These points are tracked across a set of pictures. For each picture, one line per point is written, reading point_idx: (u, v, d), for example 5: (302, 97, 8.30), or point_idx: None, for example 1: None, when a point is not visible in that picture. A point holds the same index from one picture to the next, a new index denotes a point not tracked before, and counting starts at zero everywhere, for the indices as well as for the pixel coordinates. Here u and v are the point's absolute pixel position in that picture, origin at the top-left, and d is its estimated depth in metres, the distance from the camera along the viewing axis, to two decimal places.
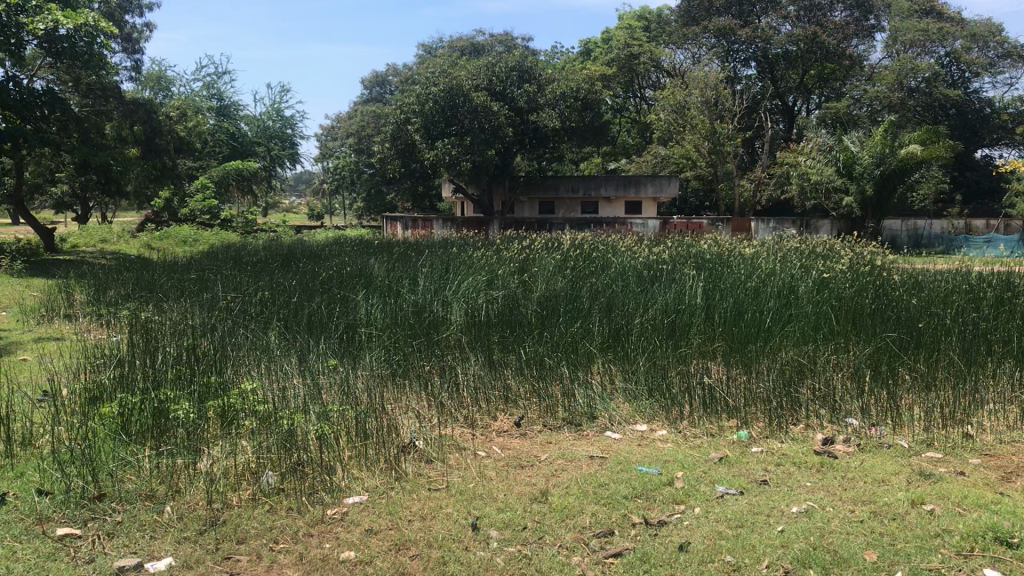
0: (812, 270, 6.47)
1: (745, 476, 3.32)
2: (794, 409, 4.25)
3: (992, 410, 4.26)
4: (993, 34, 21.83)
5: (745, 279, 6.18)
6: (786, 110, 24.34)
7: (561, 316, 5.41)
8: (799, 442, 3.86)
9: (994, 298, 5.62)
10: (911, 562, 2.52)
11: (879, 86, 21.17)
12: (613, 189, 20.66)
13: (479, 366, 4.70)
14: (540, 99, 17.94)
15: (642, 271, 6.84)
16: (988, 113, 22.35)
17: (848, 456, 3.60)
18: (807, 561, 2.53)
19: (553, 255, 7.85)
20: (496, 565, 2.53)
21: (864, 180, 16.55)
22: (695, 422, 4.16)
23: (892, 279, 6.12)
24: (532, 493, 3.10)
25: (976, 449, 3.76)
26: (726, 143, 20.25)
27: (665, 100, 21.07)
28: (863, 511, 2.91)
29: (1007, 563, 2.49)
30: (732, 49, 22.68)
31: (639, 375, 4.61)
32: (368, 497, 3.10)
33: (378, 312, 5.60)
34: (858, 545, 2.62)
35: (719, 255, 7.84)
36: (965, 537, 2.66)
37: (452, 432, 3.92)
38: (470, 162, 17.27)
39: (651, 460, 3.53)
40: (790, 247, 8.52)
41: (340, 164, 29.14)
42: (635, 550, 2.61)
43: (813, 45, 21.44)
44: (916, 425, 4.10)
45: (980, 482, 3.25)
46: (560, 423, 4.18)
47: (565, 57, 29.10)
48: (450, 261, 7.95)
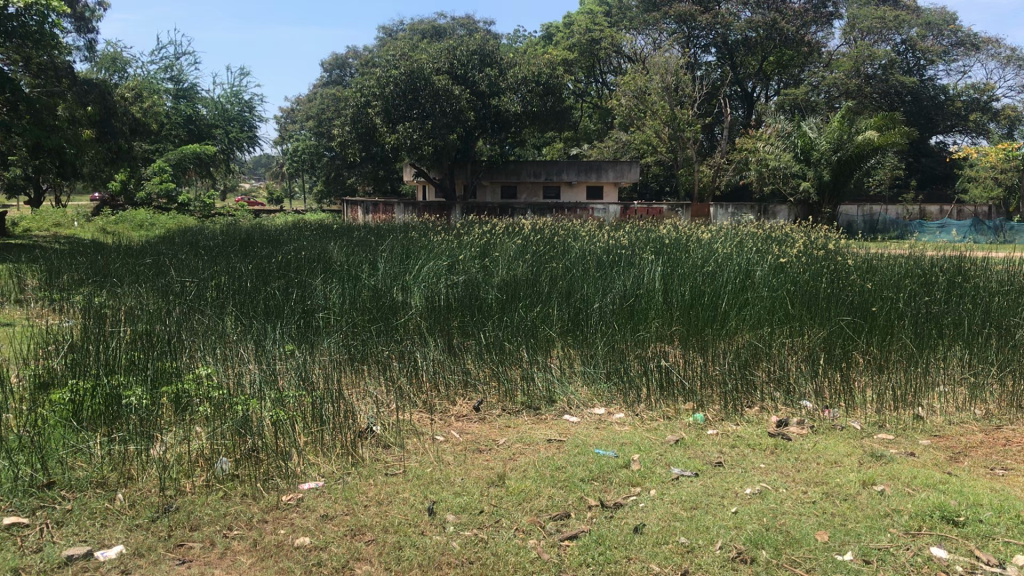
0: (768, 256, 6.50)
1: (700, 458, 3.35)
2: (749, 392, 4.31)
3: (943, 393, 4.35)
4: (947, 22, 22.37)
5: (703, 264, 6.19)
6: (746, 97, 24.65)
7: (521, 301, 5.38)
8: (754, 424, 3.92)
9: (946, 280, 5.70)
10: (861, 541, 2.55)
11: (837, 73, 21.46)
12: (575, 174, 20.72)
13: (437, 351, 4.72)
14: (502, 83, 17.87)
15: (602, 256, 6.85)
16: (943, 100, 22.71)
17: (802, 438, 3.65)
18: (760, 542, 2.55)
19: (513, 240, 7.81)
20: (452, 550, 2.52)
21: (821, 166, 16.84)
22: (651, 405, 4.22)
23: (845, 263, 6.18)
24: (489, 477, 3.10)
25: (926, 429, 3.84)
26: (686, 129, 20.43)
27: (626, 85, 20.92)
28: (816, 492, 2.95)
29: (953, 541, 2.54)
30: (692, 35, 22.77)
31: (598, 360, 4.65)
32: (325, 482, 3.09)
33: (336, 296, 5.55)
34: (810, 526, 2.65)
35: (677, 240, 7.88)
36: (913, 516, 2.71)
37: (410, 417, 3.91)
38: (431, 146, 17.30)
39: (608, 443, 3.55)
40: (747, 231, 8.61)
41: (299, 147, 28.86)
42: (590, 532, 2.63)
43: (772, 31, 21.54)
44: (868, 406, 4.19)
45: (930, 462, 3.32)
46: (519, 407, 4.19)
47: (527, 41, 29.05)
48: (410, 245, 7.90)
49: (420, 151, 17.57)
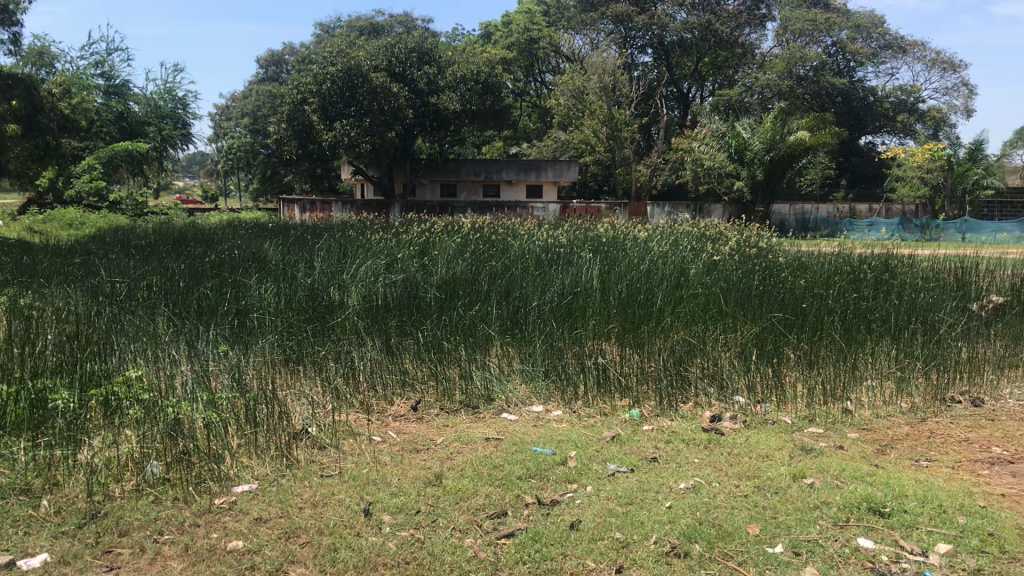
0: (703, 254, 6.59)
1: (636, 454, 3.38)
2: (684, 387, 4.38)
3: (870, 387, 4.48)
4: (876, 25, 22.94)
5: (640, 262, 6.25)
6: (682, 98, 24.97)
7: (459, 299, 5.37)
8: (689, 420, 3.97)
9: (873, 277, 5.85)
10: (791, 534, 2.60)
11: (770, 74, 21.85)
12: (514, 172, 20.76)
13: (374, 350, 4.69)
14: (440, 81, 17.83)
15: (541, 255, 6.88)
16: (872, 101, 23.23)
17: (735, 433, 3.71)
18: (694, 536, 2.58)
19: (452, 239, 7.79)
20: (387, 550, 2.51)
21: (755, 165, 17.16)
22: (588, 402, 4.26)
23: (777, 261, 6.29)
24: (426, 477, 3.09)
25: (853, 423, 3.94)
26: (623, 129, 20.61)
27: (564, 85, 21.02)
28: (748, 486, 3.00)
29: (879, 532, 2.60)
30: (629, 35, 22.94)
31: (536, 358, 4.67)
32: (258, 485, 3.05)
33: (272, 296, 5.47)
34: (742, 520, 2.70)
35: (614, 238, 7.95)
36: (842, 508, 2.77)
37: (346, 418, 3.88)
38: (369, 144, 17.18)
39: (545, 440, 3.57)
40: (682, 230, 8.72)
41: (234, 144, 28.42)
42: (527, 531, 2.63)
43: (707, 33, 21.85)
44: (798, 401, 4.28)
45: (857, 455, 3.41)
46: (457, 406, 4.19)
47: (466, 39, 28.99)
48: (348, 244, 7.83)
49: (358, 149, 17.43)
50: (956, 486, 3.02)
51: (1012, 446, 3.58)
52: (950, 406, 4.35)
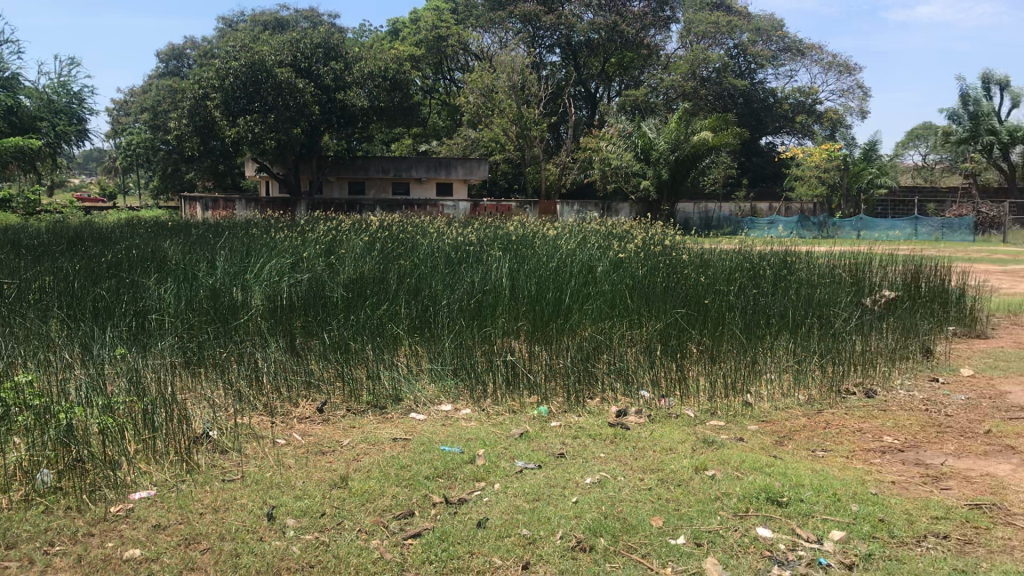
0: (609, 251, 6.68)
1: (543, 450, 3.41)
2: (591, 383, 4.43)
3: (770, 380, 4.62)
4: (776, 28, 23.62)
5: (547, 260, 6.29)
6: (589, 97, 24.96)
7: (366, 298, 5.31)
8: (595, 415, 4.02)
9: (772, 273, 6.02)
10: (692, 525, 2.66)
11: (675, 76, 22.31)
12: (423, 170, 20.67)
13: (279, 351, 4.61)
14: (348, 77, 17.65)
15: (449, 253, 6.86)
16: (772, 102, 23.88)
17: (640, 427, 3.78)
18: (598, 530, 2.62)
19: (359, 237, 7.71)
20: (292, 554, 2.47)
21: (660, 165, 17.51)
22: (497, 400, 4.27)
23: (681, 258, 6.42)
24: (331, 479, 3.05)
25: (754, 415, 4.05)
26: (532, 128, 20.72)
27: (473, 83, 21.02)
28: (652, 479, 3.05)
29: (777, 521, 2.68)
30: (538, 35, 23.02)
31: (445, 356, 4.65)
32: (157, 491, 2.96)
33: (172, 296, 5.31)
34: (646, 513, 2.74)
35: (523, 236, 8.00)
36: (741, 499, 2.85)
37: (250, 421, 3.81)
38: (274, 141, 16.86)
39: (453, 439, 3.56)
40: (590, 228, 8.82)
41: (134, 140, 27.54)
42: (434, 530, 2.62)
43: (613, 33, 22.18)
44: (701, 395, 4.39)
45: (757, 447, 3.50)
46: (364, 407, 4.15)
47: (373, 35, 28.72)
48: (252, 243, 7.67)
49: (262, 146, 17.09)
50: (849, 474, 3.13)
51: (902, 434, 3.74)
52: (845, 397, 4.52)
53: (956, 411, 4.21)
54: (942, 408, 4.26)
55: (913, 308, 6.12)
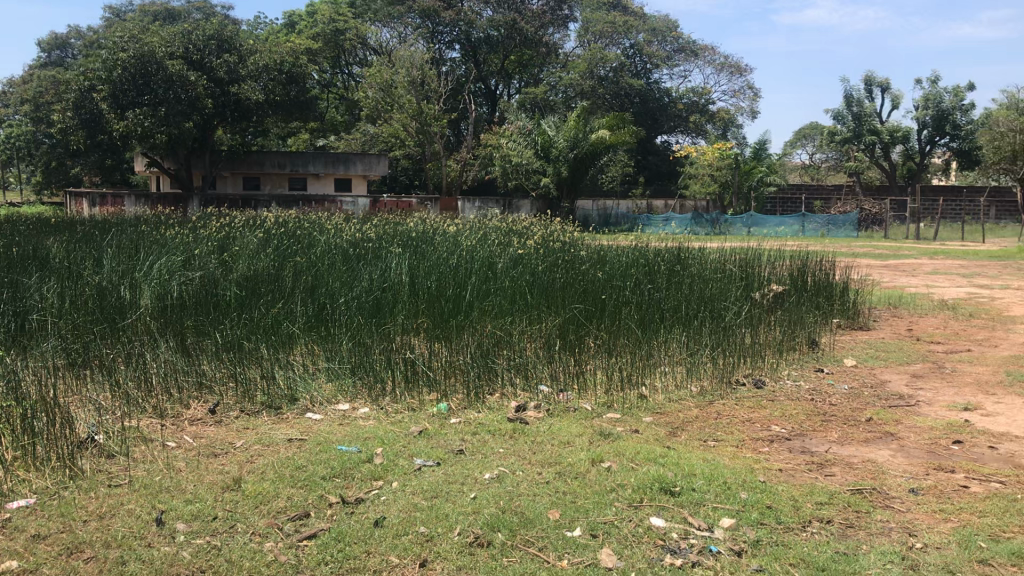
0: (508, 248, 6.70)
1: (442, 447, 3.41)
2: (490, 379, 4.45)
3: (664, 373, 4.73)
4: (670, 29, 24.10)
5: (447, 256, 6.27)
6: (489, 93, 24.58)
7: (261, 296, 5.19)
8: (495, 410, 4.03)
9: (666, 268, 6.15)
10: (588, 517, 2.70)
11: (573, 74, 22.62)
12: (321, 165, 20.36)
13: (170, 352, 4.47)
14: (242, 70, 17.27)
15: (348, 250, 6.78)
16: (667, 102, 24.39)
17: (539, 421, 3.80)
18: (496, 525, 2.63)
19: (254, 234, 7.53)
20: (182, 559, 2.40)
21: (559, 162, 17.75)
22: (396, 398, 4.25)
23: (579, 254, 6.49)
24: (224, 481, 2.98)
25: (648, 407, 4.14)
26: (432, 124, 20.64)
27: (372, 77, 20.79)
28: (549, 472, 3.08)
29: (670, 511, 2.75)
30: (437, 30, 22.91)
31: (342, 354, 4.59)
32: (36, 500, 2.84)
33: (55, 294, 5.08)
34: (542, 506, 2.77)
35: (423, 233, 7.96)
36: (636, 489, 2.90)
37: (138, 425, 3.68)
38: (165, 135, 16.34)
39: (350, 439, 3.52)
40: (490, 224, 8.84)
41: (13, 132, 26.27)
42: (330, 530, 2.59)
43: (512, 31, 22.35)
44: (599, 389, 4.46)
45: (651, 438, 3.57)
46: (259, 408, 4.07)
47: (269, 28, 28.13)
48: (141, 240, 7.41)
49: (152, 140, 16.54)
50: (738, 463, 3.23)
51: (789, 423, 3.87)
52: (736, 388, 4.66)
53: (839, 400, 4.39)
54: (826, 398, 4.43)
55: (800, 301, 6.36)
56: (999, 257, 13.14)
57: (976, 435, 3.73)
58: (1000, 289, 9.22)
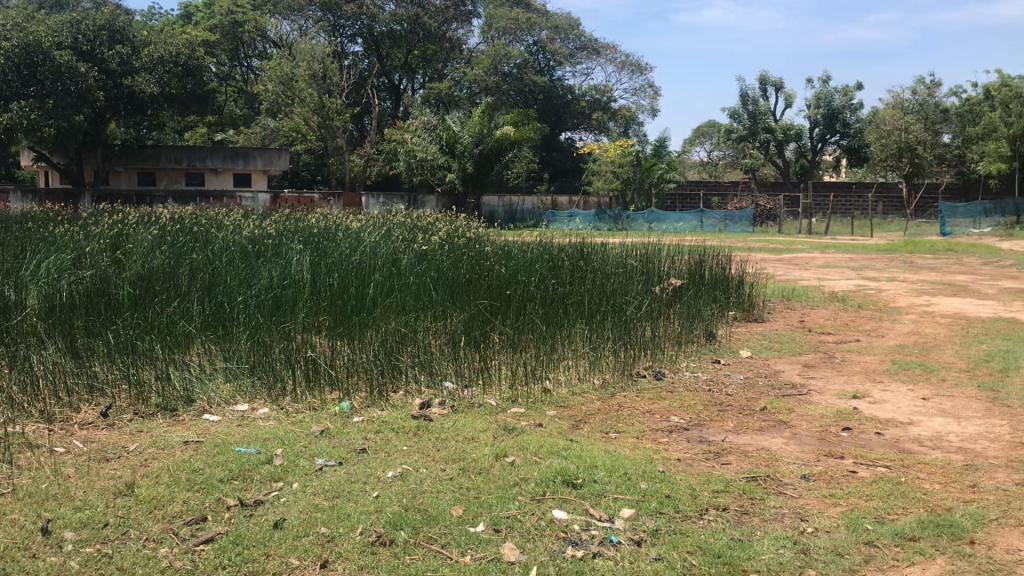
0: (412, 244, 6.66)
1: (344, 446, 3.36)
2: (394, 377, 4.42)
3: (568, 366, 4.78)
4: (572, 27, 24.35)
5: (350, 252, 6.19)
6: (393, 87, 24.31)
7: (156, 295, 5.03)
8: (399, 408, 4.00)
9: (570, 264, 6.22)
10: (492, 512, 2.70)
11: (477, 70, 22.68)
12: (219, 160, 19.87)
13: (59, 355, 4.29)
14: (135, 62, 16.68)
15: (247, 247, 6.62)
16: (570, 99, 24.66)
17: (443, 418, 3.79)
18: (398, 523, 2.61)
19: (148, 231, 7.28)
20: (70, 569, 2.31)
21: (464, 157, 17.78)
22: (297, 397, 4.18)
23: (483, 250, 6.49)
24: (116, 487, 2.87)
25: (552, 401, 4.18)
26: (335, 118, 20.36)
27: (271, 70, 20.36)
28: (453, 469, 3.08)
29: (572, 503, 2.77)
30: (338, 24, 22.58)
31: (242, 354, 4.49)
32: None
33: None
34: (446, 503, 2.76)
35: (325, 229, 7.84)
36: (539, 483, 2.92)
37: (23, 431, 3.53)
38: (53, 128, 15.69)
39: (249, 440, 3.44)
40: (393, 220, 8.77)
41: None
42: (227, 534, 2.53)
43: (415, 25, 22.27)
44: (502, 384, 4.48)
45: (554, 431, 3.61)
46: (154, 410, 3.95)
47: (163, 19, 27.25)
48: (26, 237, 7.08)
49: (39, 133, 15.84)
50: (639, 454, 3.28)
51: (688, 414, 3.96)
52: (638, 381, 4.75)
53: (735, 390, 4.51)
54: (723, 388, 4.55)
55: (698, 295, 6.52)
56: (886, 251, 13.72)
57: (863, 422, 3.88)
58: (885, 281, 9.63)
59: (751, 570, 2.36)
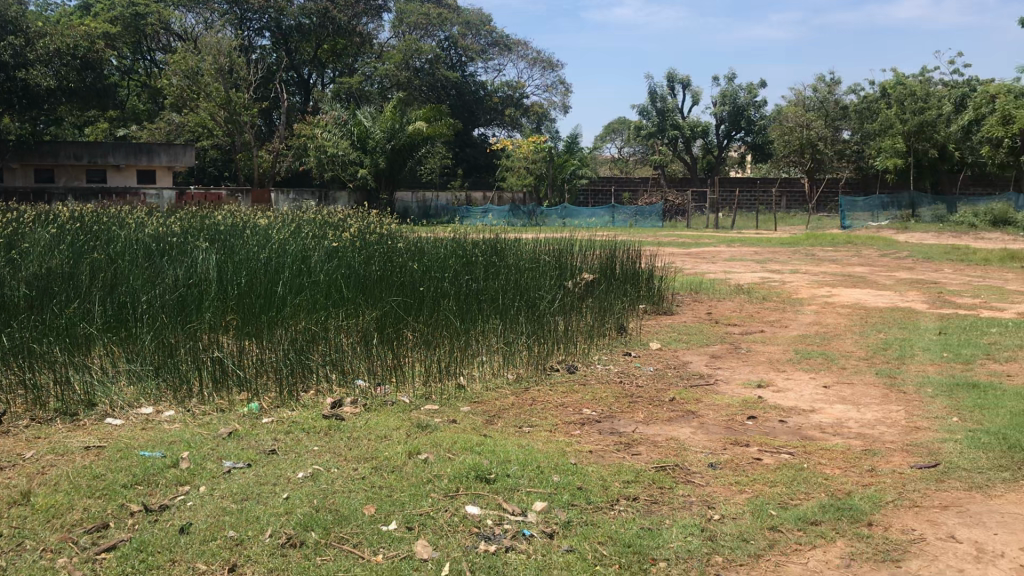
0: (323, 241, 6.57)
1: (253, 448, 3.30)
2: (305, 376, 4.35)
3: (482, 362, 4.79)
4: (484, 23, 24.32)
5: (259, 250, 6.07)
6: (302, 83, 24.20)
7: (54, 296, 4.85)
8: (309, 408, 3.94)
9: (484, 259, 6.21)
10: (404, 509, 2.69)
11: (387, 64, 22.38)
12: (122, 156, 19.28)
13: None
14: (29, 54, 16.00)
15: (151, 245, 6.44)
16: (482, 95, 24.69)
17: (355, 417, 3.75)
18: (309, 524, 2.57)
19: (46, 230, 7.01)
20: None
21: (377, 153, 17.66)
22: (204, 399, 4.10)
23: (396, 246, 6.44)
24: (11, 497, 2.76)
25: (466, 397, 4.17)
26: (242, 113, 19.95)
27: (175, 65, 19.80)
28: (365, 468, 3.05)
29: (485, 498, 2.78)
30: (245, 17, 22.15)
31: (146, 355, 4.37)
32: None
33: None
34: (358, 502, 2.73)
35: (234, 226, 7.68)
36: (452, 479, 2.91)
37: None
38: None
39: (154, 444, 3.35)
40: (304, 217, 8.64)
41: None
42: (130, 540, 2.46)
43: (325, 19, 22.00)
44: (416, 381, 4.46)
45: (467, 427, 3.61)
46: (52, 415, 3.81)
47: (60, 10, 26.28)
48: None
49: None
50: (551, 447, 3.31)
51: (600, 406, 4.01)
52: (551, 374, 4.79)
53: (645, 381, 4.59)
54: (634, 380, 4.62)
55: (609, 289, 6.62)
56: (789, 244, 14.12)
57: (767, 410, 3.99)
58: (788, 274, 9.92)
59: (660, 558, 2.40)
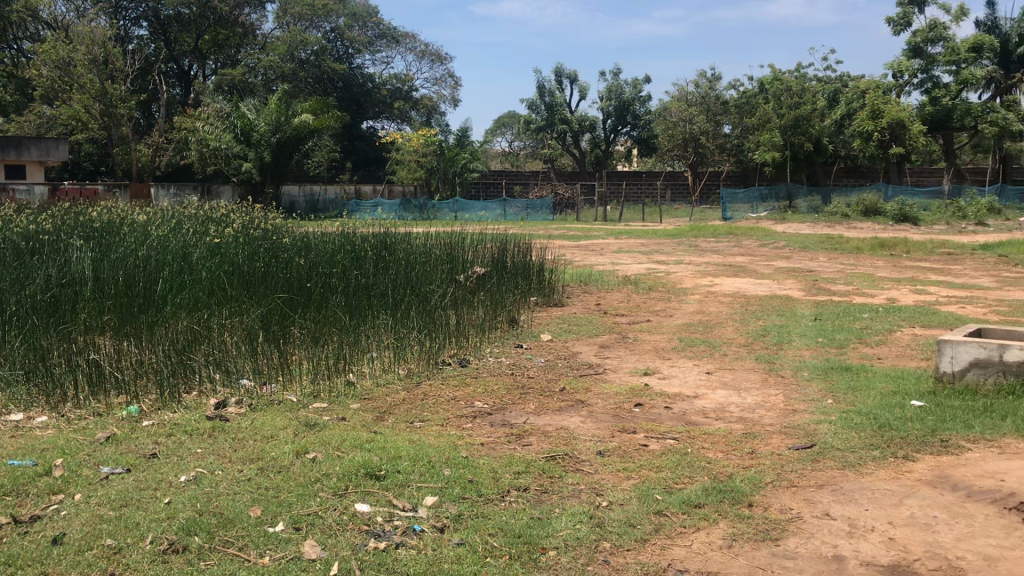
0: (205, 236, 6.38)
1: (132, 452, 3.18)
2: (187, 377, 4.23)
3: (371, 358, 4.75)
4: (370, 15, 24.04)
5: (137, 246, 5.85)
6: (182, 74, 23.37)
7: None
8: (192, 409, 3.83)
9: (373, 253, 6.15)
10: (291, 510, 2.64)
11: (271, 56, 21.94)
12: None
13: None
14: None
15: (20, 243, 6.13)
16: (370, 88, 24.37)
17: (240, 417, 3.66)
18: (192, 529, 2.49)
19: None
20: None
21: (262, 147, 17.24)
22: (80, 404, 3.94)
23: (282, 241, 6.31)
24: None
25: (355, 393, 4.13)
26: (119, 106, 19.18)
27: (44, 54, 18.86)
28: (251, 469, 2.98)
29: (375, 495, 2.75)
30: (120, 6, 21.34)
31: (15, 358, 4.17)
32: None
33: None
34: (243, 505, 2.66)
35: (109, 223, 7.38)
36: (341, 477, 2.87)
37: None
38: None
39: (24, 452, 3.19)
40: (185, 213, 8.36)
41: None
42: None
43: (205, 9, 21.50)
44: (303, 379, 4.39)
45: (357, 424, 3.57)
46: None
47: None
48: None
49: None
50: (442, 441, 3.30)
51: (491, 399, 4.03)
52: (441, 368, 4.79)
53: (536, 372, 4.64)
54: (525, 371, 4.66)
55: (500, 282, 6.66)
56: (674, 236, 14.49)
57: (653, 397, 4.08)
58: (673, 265, 10.17)
59: (549, 547, 2.43)
